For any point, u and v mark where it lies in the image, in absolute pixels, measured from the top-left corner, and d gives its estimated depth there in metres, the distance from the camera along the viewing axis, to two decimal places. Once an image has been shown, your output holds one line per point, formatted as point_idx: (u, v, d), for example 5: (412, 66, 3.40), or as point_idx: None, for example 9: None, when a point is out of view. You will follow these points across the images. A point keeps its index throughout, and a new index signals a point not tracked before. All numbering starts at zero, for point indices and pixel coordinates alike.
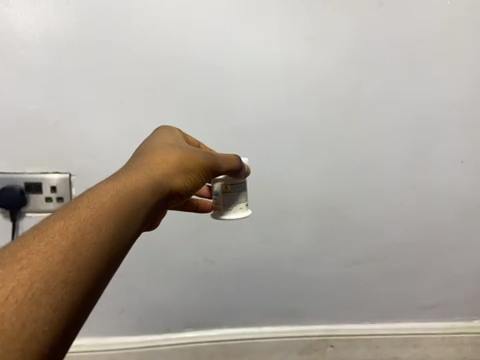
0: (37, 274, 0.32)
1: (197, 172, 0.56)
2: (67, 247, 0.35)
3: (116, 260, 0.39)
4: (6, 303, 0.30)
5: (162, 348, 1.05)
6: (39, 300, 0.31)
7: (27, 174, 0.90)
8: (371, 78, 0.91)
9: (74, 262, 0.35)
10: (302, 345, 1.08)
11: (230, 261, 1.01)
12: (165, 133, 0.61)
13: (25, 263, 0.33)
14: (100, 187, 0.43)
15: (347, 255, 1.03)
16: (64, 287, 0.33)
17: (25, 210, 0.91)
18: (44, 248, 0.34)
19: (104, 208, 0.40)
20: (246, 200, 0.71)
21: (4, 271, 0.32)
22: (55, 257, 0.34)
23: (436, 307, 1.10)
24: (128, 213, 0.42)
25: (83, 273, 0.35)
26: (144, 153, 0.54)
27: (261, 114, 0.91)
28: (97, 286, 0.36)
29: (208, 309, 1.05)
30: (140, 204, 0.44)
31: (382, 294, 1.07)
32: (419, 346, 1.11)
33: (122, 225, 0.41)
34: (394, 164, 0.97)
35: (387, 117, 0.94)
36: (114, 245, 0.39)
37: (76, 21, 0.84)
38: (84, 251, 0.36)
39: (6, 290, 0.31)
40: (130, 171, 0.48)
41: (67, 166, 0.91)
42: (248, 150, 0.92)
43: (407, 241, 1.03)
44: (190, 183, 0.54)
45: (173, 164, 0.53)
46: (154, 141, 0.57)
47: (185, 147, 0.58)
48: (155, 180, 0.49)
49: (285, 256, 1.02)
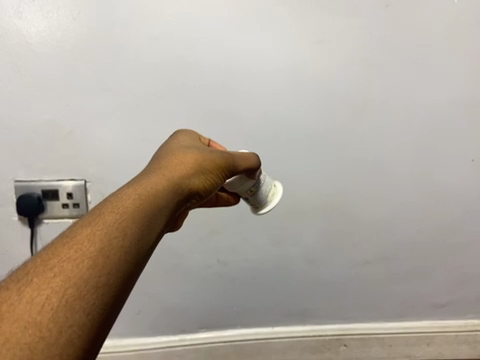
0: (68, 281, 0.32)
1: (215, 171, 0.57)
2: (96, 251, 0.35)
3: (144, 264, 0.39)
4: (43, 311, 0.30)
5: (178, 349, 1.08)
6: (73, 306, 0.31)
7: (44, 181, 0.93)
8: (378, 80, 0.92)
9: (104, 266, 0.35)
10: (316, 344, 1.11)
11: (243, 262, 1.02)
12: (183, 136, 0.62)
13: (57, 270, 0.33)
14: (123, 190, 0.44)
15: (357, 254, 1.05)
16: (96, 292, 0.33)
17: (43, 216, 0.95)
18: (74, 254, 0.34)
19: (127, 209, 0.40)
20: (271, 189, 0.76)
21: (38, 279, 0.32)
22: (85, 263, 0.34)
23: (449, 304, 1.12)
24: (152, 214, 0.42)
25: (113, 278, 0.35)
26: (163, 156, 0.54)
27: (269, 117, 0.92)
28: (127, 288, 0.36)
29: (223, 310, 1.07)
30: (162, 205, 0.44)
31: (395, 293, 1.09)
32: (432, 344, 1.13)
33: (147, 226, 0.41)
34: (403, 164, 0.98)
35: (396, 118, 0.95)
36: (141, 248, 0.39)
37: (87, 34, 0.85)
38: (112, 255, 0.36)
39: (41, 298, 0.31)
40: (150, 174, 0.49)
41: (83, 173, 0.94)
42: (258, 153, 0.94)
43: (418, 239, 1.04)
44: (208, 183, 0.55)
45: (189, 165, 0.54)
46: (171, 145, 0.59)
47: (202, 149, 0.58)
48: (175, 181, 0.50)
49: (298, 257, 1.03)
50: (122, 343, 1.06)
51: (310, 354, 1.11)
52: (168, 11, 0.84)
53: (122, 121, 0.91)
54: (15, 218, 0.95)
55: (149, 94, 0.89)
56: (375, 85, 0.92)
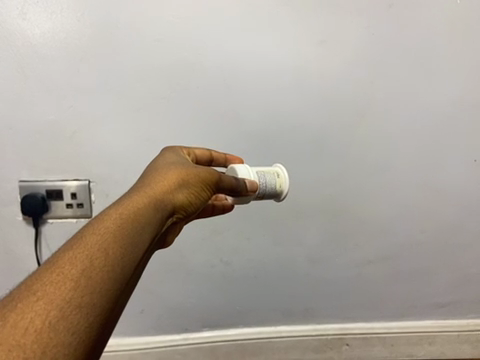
0: (51, 303, 0.34)
1: (203, 186, 0.58)
2: (78, 273, 0.37)
3: (127, 280, 0.41)
4: (27, 333, 0.32)
5: (180, 348, 1.08)
6: (56, 326, 0.33)
7: (48, 182, 0.94)
8: (379, 82, 0.92)
9: (86, 287, 0.37)
10: (319, 344, 1.11)
11: (246, 262, 1.03)
12: (169, 153, 0.64)
13: (41, 294, 0.34)
14: (105, 213, 0.46)
15: (360, 254, 1.05)
16: (79, 311, 0.35)
17: (47, 216, 0.96)
18: (56, 278, 0.36)
19: (107, 233, 0.42)
20: (274, 176, 0.75)
21: (22, 304, 0.33)
22: (67, 285, 0.36)
23: (452, 304, 1.12)
24: (132, 236, 0.44)
25: (96, 297, 0.37)
26: (148, 174, 0.56)
27: (271, 118, 0.93)
28: (111, 306, 0.38)
29: (226, 309, 1.07)
30: (143, 225, 0.46)
31: (397, 293, 1.09)
32: (435, 343, 1.14)
33: (128, 246, 0.43)
34: (406, 164, 0.98)
35: (398, 120, 0.95)
36: (123, 266, 0.41)
37: (91, 35, 0.85)
38: (94, 275, 0.38)
39: (25, 321, 0.32)
40: (134, 192, 0.50)
41: (86, 174, 0.95)
42: (260, 154, 0.95)
43: (421, 238, 1.05)
44: (194, 198, 0.56)
45: (174, 181, 0.55)
46: (157, 161, 0.60)
47: (188, 165, 0.60)
48: (158, 199, 0.51)
49: (301, 258, 1.04)
50: (125, 342, 1.06)
51: (314, 354, 1.11)
52: (171, 13, 0.85)
53: (126, 123, 0.92)
54: (20, 218, 0.96)
55: (151, 95, 0.90)
56: (377, 88, 0.92)
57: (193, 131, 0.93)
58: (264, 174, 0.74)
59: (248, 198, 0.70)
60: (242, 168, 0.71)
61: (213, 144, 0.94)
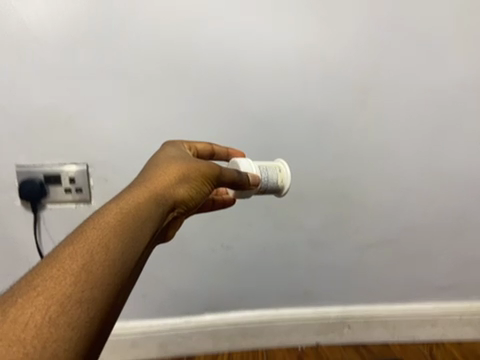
0: (52, 298, 0.33)
1: (205, 179, 0.56)
2: (78, 268, 0.36)
3: (129, 275, 0.40)
4: (27, 328, 0.31)
5: (182, 331, 1.08)
6: (57, 321, 0.32)
7: (46, 166, 0.92)
8: (382, 65, 0.90)
9: (87, 281, 0.36)
10: (321, 327, 1.11)
11: (247, 246, 1.02)
12: (171, 146, 0.62)
13: (40, 289, 0.34)
14: (106, 205, 0.44)
15: (362, 238, 1.04)
16: (80, 306, 0.34)
17: (46, 202, 0.95)
18: (57, 272, 0.35)
19: (109, 227, 0.41)
20: (275, 171, 0.73)
21: (22, 299, 0.33)
22: (68, 280, 0.35)
23: (454, 287, 1.11)
24: (134, 230, 0.43)
25: (98, 292, 0.36)
26: (150, 167, 0.55)
27: (272, 101, 0.90)
28: (112, 300, 0.37)
29: (227, 293, 1.07)
30: (145, 218, 0.45)
31: (399, 276, 1.09)
32: (436, 326, 1.14)
33: (130, 240, 0.42)
34: (408, 147, 0.97)
35: (401, 102, 0.93)
36: (125, 261, 0.40)
37: (86, 16, 0.83)
38: (95, 269, 0.37)
39: (25, 317, 0.31)
40: (136, 186, 0.49)
41: (83, 159, 0.93)
42: (261, 139, 0.93)
43: (424, 221, 1.04)
44: (197, 191, 0.55)
45: (177, 174, 0.54)
46: (160, 155, 0.58)
47: (189, 159, 0.58)
48: (160, 192, 0.50)
49: (302, 242, 1.03)
50: (126, 326, 1.05)
51: (314, 334, 1.12)
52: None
53: (123, 107, 0.89)
54: (17, 203, 0.94)
55: (149, 79, 0.88)
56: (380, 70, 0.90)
57: (192, 116, 0.91)
58: (265, 169, 0.72)
59: (250, 191, 0.69)
60: (243, 162, 0.70)
61: (213, 129, 0.92)
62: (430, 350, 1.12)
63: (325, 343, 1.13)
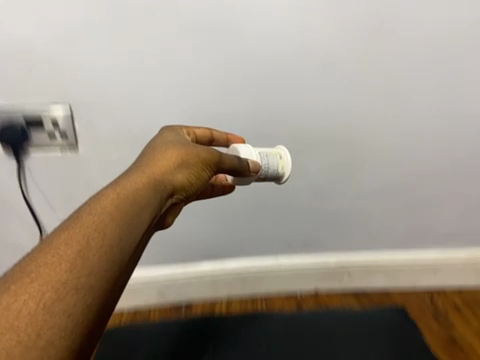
0: (47, 285, 0.32)
1: (208, 164, 0.52)
2: (74, 255, 0.34)
3: (128, 263, 0.37)
4: (20, 316, 0.29)
5: (180, 282, 1.06)
6: (52, 309, 0.31)
7: (27, 109, 0.78)
8: (409, 0, 0.76)
9: (84, 268, 0.34)
10: (321, 274, 1.10)
11: (246, 196, 0.96)
12: (173, 131, 0.57)
13: (34, 275, 0.32)
14: (103, 188, 0.41)
15: (367, 185, 0.98)
16: (76, 293, 0.32)
17: (28, 148, 0.83)
18: (51, 259, 0.33)
19: (106, 211, 0.38)
20: (277, 158, 0.66)
21: (15, 286, 0.31)
22: (63, 266, 0.33)
23: (456, 233, 1.08)
24: (134, 216, 0.39)
25: (95, 279, 0.34)
26: (150, 150, 0.50)
27: (281, 34, 0.77)
28: (111, 288, 0.35)
29: (225, 241, 1.03)
30: (145, 203, 0.41)
31: (395, 229, 1.06)
32: (438, 272, 1.13)
33: (129, 226, 0.38)
34: (429, 87, 0.86)
35: (429, 36, 0.80)
36: (124, 248, 0.37)
37: None
38: (92, 256, 0.35)
39: (19, 304, 0.30)
40: (135, 169, 0.45)
41: (62, 99, 0.79)
42: (266, 78, 0.81)
43: (432, 168, 0.98)
44: (199, 177, 0.50)
45: (179, 158, 0.49)
46: (161, 138, 0.54)
47: (187, 145, 0.53)
48: (161, 178, 0.45)
49: (304, 190, 0.97)
50: None
51: (313, 281, 1.11)
52: None
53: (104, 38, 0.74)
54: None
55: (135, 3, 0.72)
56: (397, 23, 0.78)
57: (184, 72, 0.79)
58: (266, 155, 0.66)
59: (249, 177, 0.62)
60: (244, 150, 0.63)
61: (209, 85, 0.81)
62: (431, 296, 1.14)
63: (324, 290, 1.13)
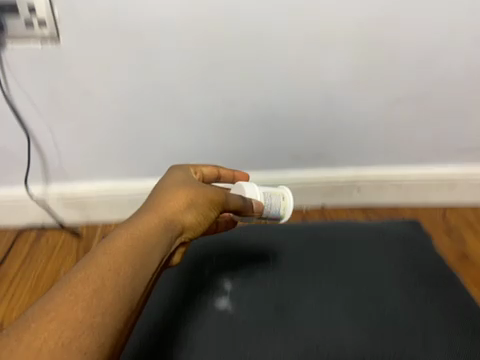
0: (64, 324, 0.38)
1: (210, 207, 0.62)
2: (90, 293, 0.41)
3: (137, 296, 0.45)
4: (41, 353, 0.36)
5: None
6: (69, 346, 0.37)
7: None
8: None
9: (97, 306, 0.41)
10: None
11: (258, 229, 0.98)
12: (179, 168, 0.68)
13: (53, 314, 0.38)
14: (117, 230, 0.49)
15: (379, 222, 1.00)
16: (90, 331, 0.39)
17: None
18: (69, 297, 0.40)
19: (121, 251, 0.46)
20: (280, 199, 0.77)
21: (36, 324, 0.37)
22: (79, 304, 0.40)
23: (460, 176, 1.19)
24: (144, 256, 0.48)
25: (107, 316, 0.41)
26: (160, 193, 0.60)
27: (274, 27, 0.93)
28: (120, 325, 0.42)
29: None
30: (153, 244, 0.50)
31: (413, 150, 1.15)
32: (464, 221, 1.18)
33: (140, 265, 0.47)
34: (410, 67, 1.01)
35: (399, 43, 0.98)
36: (133, 286, 0.45)
37: None
38: (105, 295, 0.42)
39: (39, 341, 0.36)
40: (145, 214, 0.54)
41: None
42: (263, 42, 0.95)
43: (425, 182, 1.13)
44: (202, 216, 0.60)
45: (186, 201, 0.59)
46: (168, 180, 0.64)
47: (194, 184, 0.62)
48: (169, 221, 0.55)
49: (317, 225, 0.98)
50: None
51: (319, 197, 1.23)
52: None
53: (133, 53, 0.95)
54: None
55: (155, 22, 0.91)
56: (382, 24, 0.94)
57: None
58: (271, 196, 0.76)
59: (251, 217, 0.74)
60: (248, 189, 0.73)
61: (221, 65, 0.98)
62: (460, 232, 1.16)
63: (330, 205, 1.25)
